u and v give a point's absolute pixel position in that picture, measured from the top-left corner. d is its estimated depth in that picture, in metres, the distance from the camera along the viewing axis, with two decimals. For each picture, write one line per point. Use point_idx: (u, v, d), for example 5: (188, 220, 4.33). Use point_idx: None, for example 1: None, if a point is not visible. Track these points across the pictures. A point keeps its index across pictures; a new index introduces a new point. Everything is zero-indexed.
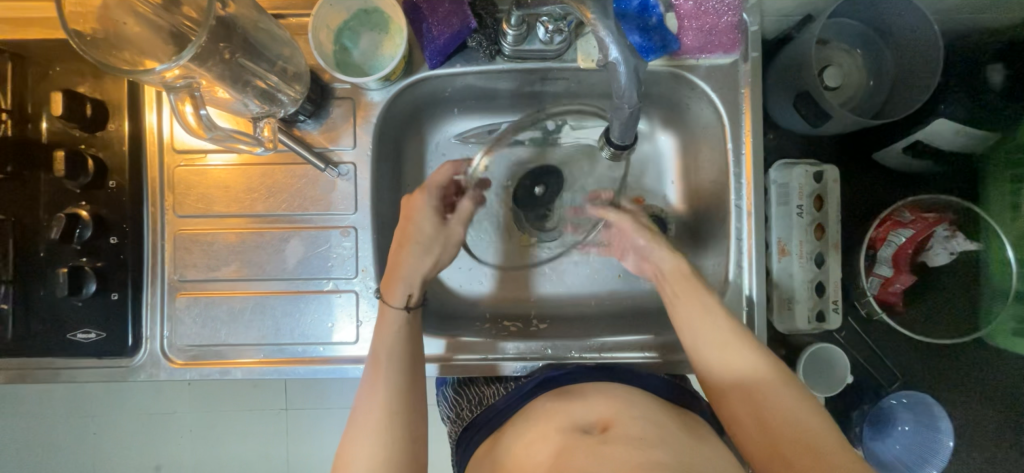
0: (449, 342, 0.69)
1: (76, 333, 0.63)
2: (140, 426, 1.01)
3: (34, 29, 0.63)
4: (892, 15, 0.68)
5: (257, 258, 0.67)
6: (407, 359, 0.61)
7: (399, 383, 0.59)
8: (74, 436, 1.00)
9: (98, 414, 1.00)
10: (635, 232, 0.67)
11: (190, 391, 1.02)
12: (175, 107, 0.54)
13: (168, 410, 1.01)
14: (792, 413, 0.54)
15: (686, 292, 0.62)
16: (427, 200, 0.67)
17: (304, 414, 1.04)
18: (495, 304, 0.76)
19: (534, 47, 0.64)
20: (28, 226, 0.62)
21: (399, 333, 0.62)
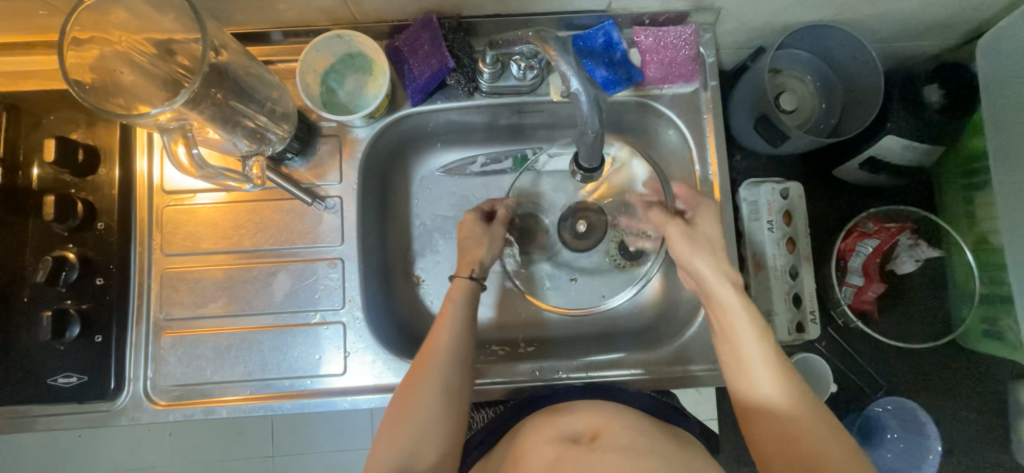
0: None
1: (56, 377, 0.62)
2: None
3: (30, 81, 0.66)
4: (836, 45, 0.74)
5: (244, 293, 0.67)
6: (465, 337, 0.62)
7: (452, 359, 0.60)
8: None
9: (74, 471, 0.96)
10: (692, 253, 0.61)
11: (172, 442, 0.99)
12: (167, 147, 0.56)
13: (148, 462, 0.98)
14: (807, 440, 0.50)
15: (732, 314, 0.58)
16: (474, 216, 0.71)
17: (291, 460, 1.01)
18: (483, 331, 0.77)
19: (509, 83, 0.68)
20: (14, 270, 0.63)
21: (466, 303, 0.65)
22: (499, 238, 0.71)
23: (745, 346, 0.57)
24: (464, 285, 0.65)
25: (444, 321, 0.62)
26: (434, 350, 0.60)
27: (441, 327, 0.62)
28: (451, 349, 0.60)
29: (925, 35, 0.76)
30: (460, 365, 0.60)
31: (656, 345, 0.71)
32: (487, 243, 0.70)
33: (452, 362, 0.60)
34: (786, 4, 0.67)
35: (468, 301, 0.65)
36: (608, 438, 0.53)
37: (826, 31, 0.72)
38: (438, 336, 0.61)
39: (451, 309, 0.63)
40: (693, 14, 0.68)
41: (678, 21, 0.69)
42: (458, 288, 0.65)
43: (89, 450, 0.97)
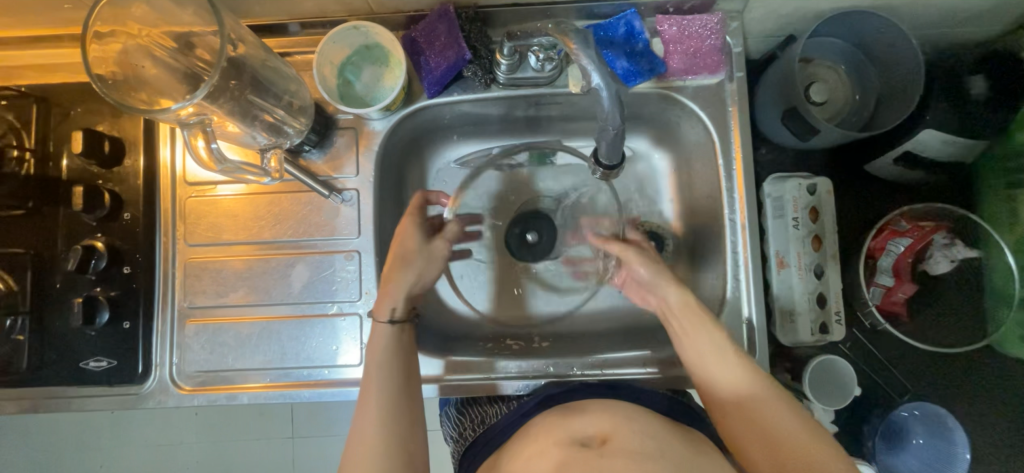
0: (452, 363, 0.70)
1: (89, 361, 0.65)
2: (146, 458, 1.02)
3: (59, 73, 0.68)
4: (873, 33, 0.70)
5: (263, 284, 0.69)
6: (400, 375, 0.60)
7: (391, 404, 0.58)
8: (83, 466, 1.01)
9: (107, 447, 1.01)
10: (639, 263, 0.66)
11: (196, 422, 1.03)
12: (187, 141, 0.57)
13: (175, 441, 1.02)
14: (778, 428, 0.55)
15: (689, 322, 0.62)
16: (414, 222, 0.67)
17: (309, 443, 1.04)
18: (497, 324, 0.77)
19: (526, 75, 0.67)
20: (46, 258, 0.65)
21: (389, 346, 0.61)
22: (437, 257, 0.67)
23: (704, 352, 0.60)
24: (390, 327, 0.62)
25: (371, 376, 0.59)
26: (369, 411, 0.58)
27: (371, 383, 0.59)
28: (387, 408, 0.58)
29: (972, 21, 0.71)
30: (399, 421, 0.58)
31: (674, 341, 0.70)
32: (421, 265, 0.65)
33: (388, 413, 0.58)
34: None
35: (391, 344, 0.62)
36: (619, 442, 0.52)
37: (864, 18, 0.68)
38: (371, 393, 0.58)
39: (376, 360, 0.60)
40: (720, 2, 0.65)
41: (704, 9, 0.67)
42: (380, 333, 0.62)
43: (120, 427, 1.02)
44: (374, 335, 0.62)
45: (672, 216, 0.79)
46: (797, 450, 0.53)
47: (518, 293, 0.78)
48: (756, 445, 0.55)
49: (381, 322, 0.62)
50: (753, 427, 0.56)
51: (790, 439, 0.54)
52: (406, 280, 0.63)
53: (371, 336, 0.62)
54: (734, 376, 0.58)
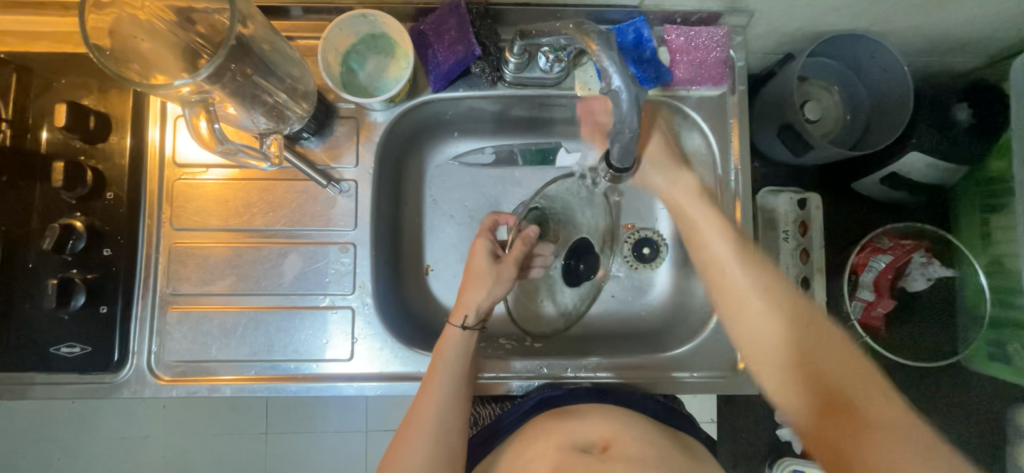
0: None
1: (61, 346, 0.61)
2: (109, 451, 0.97)
3: (44, 42, 0.64)
4: (865, 55, 0.73)
5: (251, 272, 0.66)
6: (465, 377, 0.61)
7: (456, 392, 0.60)
8: (42, 458, 0.95)
9: (66, 439, 0.96)
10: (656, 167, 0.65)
11: (166, 414, 0.99)
12: (189, 121, 0.55)
13: (142, 433, 0.98)
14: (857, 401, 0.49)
15: (706, 242, 0.61)
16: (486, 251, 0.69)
17: (284, 438, 1.01)
18: (504, 325, 0.77)
19: (535, 74, 0.67)
20: (20, 235, 0.61)
21: (461, 351, 0.63)
22: (507, 279, 0.68)
23: (727, 264, 0.58)
24: (459, 333, 0.64)
25: (434, 374, 0.60)
26: (425, 406, 0.58)
27: (435, 375, 0.60)
28: (440, 407, 0.58)
29: (955, 51, 0.75)
30: (458, 409, 0.59)
31: (681, 339, 0.72)
32: (490, 283, 0.67)
33: (452, 403, 0.59)
34: (819, 9, 0.66)
35: (460, 349, 0.63)
36: (619, 449, 0.54)
37: (858, 40, 0.71)
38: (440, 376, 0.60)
39: (444, 365, 0.61)
40: (726, 15, 0.67)
41: (710, 22, 0.68)
42: (452, 337, 0.64)
43: (83, 418, 0.96)
44: (444, 339, 0.63)
45: (669, 227, 0.80)
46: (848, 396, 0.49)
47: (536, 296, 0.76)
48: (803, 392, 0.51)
49: (453, 326, 0.64)
50: (806, 367, 0.51)
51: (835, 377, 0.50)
52: (475, 294, 0.66)
53: (444, 339, 0.63)
54: (766, 319, 0.55)
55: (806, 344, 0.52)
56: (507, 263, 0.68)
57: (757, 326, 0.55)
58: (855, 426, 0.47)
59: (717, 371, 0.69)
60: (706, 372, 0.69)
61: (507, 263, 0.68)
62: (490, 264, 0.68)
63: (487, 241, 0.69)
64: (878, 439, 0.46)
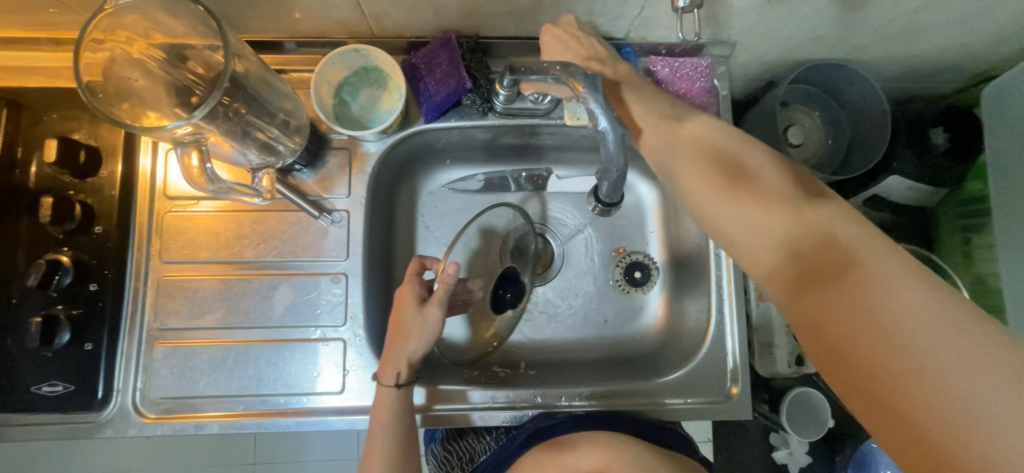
0: (427, 390, 0.67)
1: (42, 386, 0.60)
2: None
3: (37, 77, 0.65)
4: (843, 83, 0.75)
5: (241, 305, 0.65)
6: (403, 436, 0.61)
7: (393, 453, 0.61)
8: None
9: None
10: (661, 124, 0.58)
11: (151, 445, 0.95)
12: (180, 159, 0.53)
13: (121, 469, 0.95)
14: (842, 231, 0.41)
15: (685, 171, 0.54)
16: (412, 295, 0.63)
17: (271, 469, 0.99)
18: (472, 349, 0.73)
19: (525, 106, 0.69)
20: (3, 271, 0.60)
21: (394, 412, 0.61)
22: (436, 323, 0.62)
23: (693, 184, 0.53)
24: (388, 395, 0.61)
25: (374, 438, 0.61)
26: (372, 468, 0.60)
27: (374, 439, 0.61)
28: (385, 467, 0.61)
29: (927, 77, 0.79)
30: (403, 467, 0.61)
31: (674, 363, 0.72)
32: (417, 332, 0.62)
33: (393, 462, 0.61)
34: (797, 41, 0.69)
35: (394, 408, 0.61)
36: None
37: (835, 69, 0.74)
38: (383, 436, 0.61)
39: (382, 428, 0.61)
40: (709, 46, 0.69)
41: (694, 53, 0.70)
42: (386, 399, 0.61)
43: (54, 456, 0.93)
44: (377, 400, 0.62)
45: (659, 252, 0.82)
46: (904, 341, 0.33)
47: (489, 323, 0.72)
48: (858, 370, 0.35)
49: (384, 386, 0.61)
50: (807, 239, 0.42)
51: (910, 328, 0.33)
52: (403, 346, 0.62)
53: (376, 400, 0.62)
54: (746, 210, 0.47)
55: (792, 227, 0.43)
56: (432, 304, 0.62)
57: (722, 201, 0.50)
58: (849, 269, 0.38)
59: (712, 396, 0.68)
60: (700, 398, 0.69)
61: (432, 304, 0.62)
62: (416, 311, 0.63)
63: (411, 290, 0.64)
64: (872, 327, 0.35)
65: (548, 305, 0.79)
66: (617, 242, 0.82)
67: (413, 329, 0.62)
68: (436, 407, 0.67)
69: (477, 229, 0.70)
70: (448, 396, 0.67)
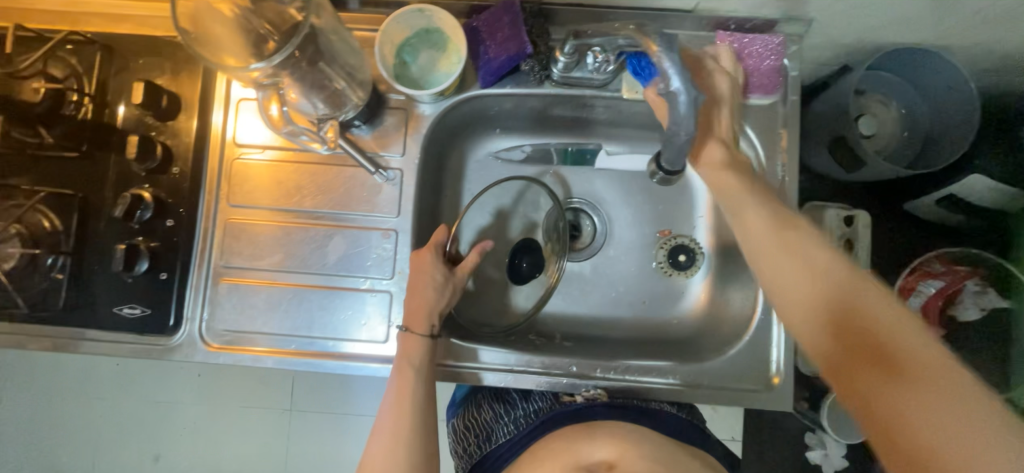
0: (445, 345, 0.70)
1: (123, 307, 0.66)
2: (152, 411, 1.13)
3: (128, 25, 0.70)
4: (928, 71, 0.70)
5: (298, 252, 0.69)
6: (427, 385, 0.63)
7: (421, 401, 0.62)
8: (89, 412, 1.12)
9: (108, 398, 1.13)
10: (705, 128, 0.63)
11: (197, 383, 1.13)
12: (262, 103, 0.63)
13: (172, 400, 1.13)
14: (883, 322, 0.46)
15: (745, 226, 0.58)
16: (435, 258, 0.67)
17: (303, 415, 1.13)
18: (489, 314, 0.77)
19: (582, 75, 0.67)
20: (94, 202, 0.67)
21: (424, 359, 0.64)
22: (461, 283, 0.68)
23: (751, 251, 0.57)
24: (420, 346, 0.64)
25: (402, 385, 0.62)
26: (396, 419, 0.61)
27: (401, 388, 0.62)
28: (410, 421, 0.61)
29: None
30: (426, 424, 0.61)
31: (715, 349, 0.71)
32: (445, 292, 0.67)
33: (417, 413, 0.61)
34: (880, 22, 0.64)
35: (423, 358, 0.64)
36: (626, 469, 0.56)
37: (920, 55, 0.68)
38: (405, 387, 0.62)
39: (412, 374, 0.63)
40: (782, 23, 0.65)
41: (764, 29, 0.66)
42: (415, 347, 0.64)
43: (128, 380, 1.13)
44: (405, 349, 0.64)
45: (706, 239, 0.80)
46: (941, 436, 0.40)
47: (505, 289, 0.78)
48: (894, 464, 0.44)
49: (416, 337, 0.64)
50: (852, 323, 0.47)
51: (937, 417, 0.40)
52: (431, 301, 0.66)
53: (404, 348, 0.64)
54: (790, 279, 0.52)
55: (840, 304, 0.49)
56: (461, 267, 0.68)
57: (787, 264, 0.53)
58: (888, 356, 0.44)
59: (750, 384, 0.67)
60: (737, 385, 0.68)
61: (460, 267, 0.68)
62: (443, 271, 0.67)
63: (434, 254, 0.67)
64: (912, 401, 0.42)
65: (589, 282, 0.79)
66: (663, 224, 0.81)
67: (437, 287, 0.66)
68: (468, 363, 0.70)
69: (494, 209, 0.78)
70: (484, 358, 0.70)
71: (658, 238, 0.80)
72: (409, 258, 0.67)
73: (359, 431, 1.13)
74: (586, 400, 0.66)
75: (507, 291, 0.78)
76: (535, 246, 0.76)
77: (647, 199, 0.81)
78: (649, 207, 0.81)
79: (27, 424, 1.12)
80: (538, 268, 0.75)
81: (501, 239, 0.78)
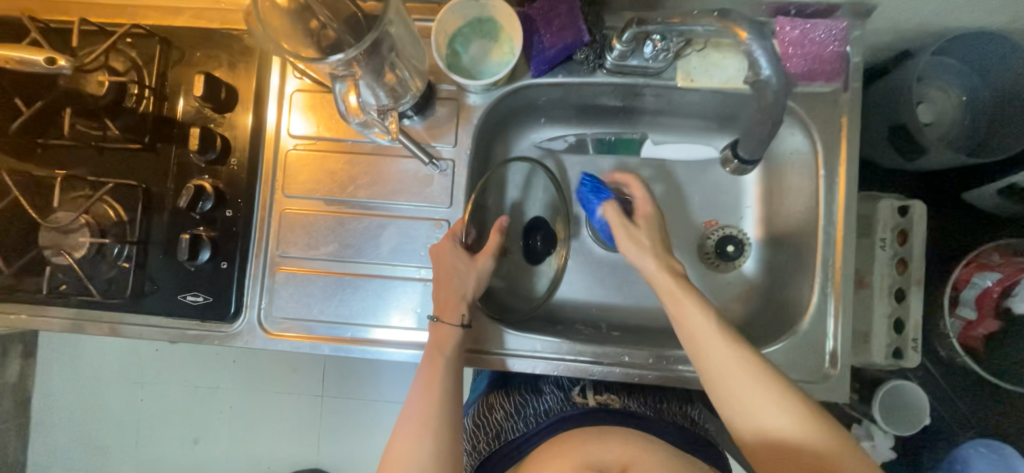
0: (481, 333, 0.70)
1: (187, 294, 0.69)
2: (190, 396, 1.17)
3: (184, 18, 0.71)
4: (995, 57, 0.67)
5: (352, 241, 0.70)
6: (456, 374, 0.64)
7: (451, 389, 0.63)
8: (128, 398, 1.17)
9: (150, 381, 1.17)
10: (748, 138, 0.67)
11: (235, 368, 1.16)
12: (340, 94, 0.57)
13: (212, 385, 1.17)
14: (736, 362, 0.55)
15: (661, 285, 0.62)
16: (455, 246, 0.67)
17: (336, 402, 1.16)
18: (514, 294, 0.80)
19: (636, 63, 0.66)
20: (156, 193, 0.69)
21: (455, 349, 0.65)
22: (485, 269, 0.70)
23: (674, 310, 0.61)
24: (453, 333, 0.65)
25: (432, 372, 0.63)
26: (427, 406, 0.62)
27: (432, 375, 0.63)
28: (438, 410, 0.62)
29: None
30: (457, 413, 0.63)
31: (768, 340, 0.69)
32: (469, 278, 0.68)
33: (448, 403, 0.63)
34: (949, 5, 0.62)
35: (455, 347, 0.65)
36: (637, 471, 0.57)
37: (984, 41, 0.67)
38: (434, 374, 0.63)
39: (442, 361, 0.64)
40: (845, 8, 0.63)
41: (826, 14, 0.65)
42: (446, 335, 0.65)
43: (168, 365, 1.17)
44: (437, 338, 0.65)
45: (754, 230, 0.79)
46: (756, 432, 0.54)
47: (525, 271, 0.81)
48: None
49: (448, 325, 0.65)
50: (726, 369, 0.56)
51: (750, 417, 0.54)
52: (457, 288, 0.67)
53: (436, 337, 0.65)
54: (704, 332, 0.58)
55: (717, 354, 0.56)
56: (484, 253, 0.70)
57: (773, 419, 0.53)
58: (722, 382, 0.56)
59: (806, 376, 0.66)
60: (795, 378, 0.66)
61: (485, 253, 0.70)
62: (463, 258, 0.68)
63: (453, 243, 0.68)
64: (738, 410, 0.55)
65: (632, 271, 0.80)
66: (710, 214, 0.80)
67: (461, 274, 0.67)
68: (514, 351, 0.70)
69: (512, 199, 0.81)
70: (533, 348, 0.70)
71: (705, 228, 0.80)
72: (430, 250, 0.67)
73: (388, 418, 1.15)
74: (595, 404, 0.70)
75: (528, 271, 0.81)
76: (543, 223, 0.78)
77: (693, 189, 0.81)
78: (689, 196, 0.81)
79: (76, 405, 1.17)
80: (550, 242, 0.77)
81: (517, 219, 0.81)
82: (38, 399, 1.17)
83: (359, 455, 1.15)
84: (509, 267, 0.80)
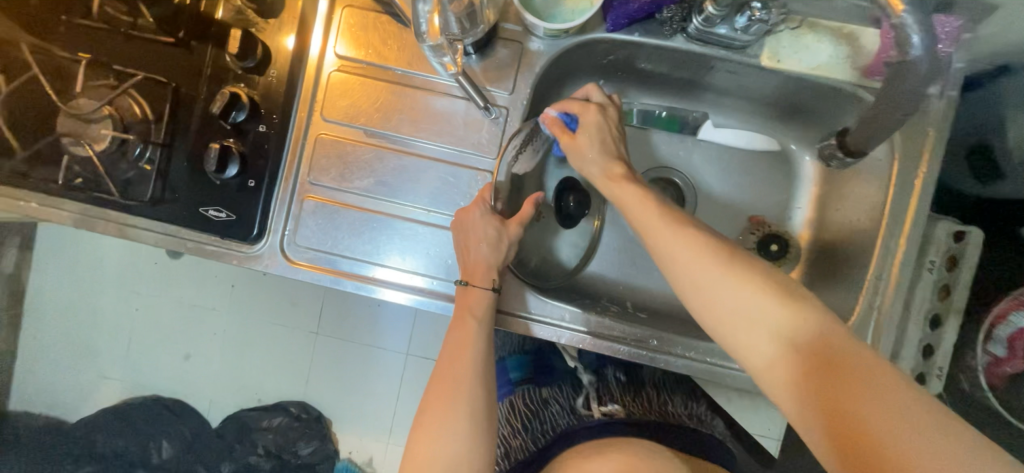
0: (510, 302, 0.68)
1: (209, 209, 0.65)
2: (187, 313, 1.15)
3: None
4: None
5: (389, 179, 0.66)
6: (487, 339, 0.63)
7: (482, 351, 0.62)
8: (123, 305, 1.16)
9: (146, 293, 1.15)
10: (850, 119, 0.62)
11: (231, 294, 1.14)
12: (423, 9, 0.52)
13: (209, 306, 1.15)
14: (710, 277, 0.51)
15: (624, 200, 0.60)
16: (484, 214, 0.64)
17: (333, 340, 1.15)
18: (542, 265, 0.76)
19: (721, 32, 0.60)
20: (186, 94, 0.64)
21: (486, 312, 0.64)
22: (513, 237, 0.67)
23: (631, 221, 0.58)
24: (483, 300, 0.63)
25: (463, 335, 0.62)
26: (459, 369, 0.61)
27: (465, 339, 0.62)
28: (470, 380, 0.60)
29: None
30: (487, 385, 0.61)
31: None
32: (496, 247, 0.65)
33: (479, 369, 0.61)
34: None
35: (486, 312, 0.64)
36: None
37: None
38: (466, 336, 0.62)
39: (475, 325, 0.62)
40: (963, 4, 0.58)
41: None
42: (477, 299, 0.63)
43: (167, 279, 1.15)
44: (467, 302, 0.63)
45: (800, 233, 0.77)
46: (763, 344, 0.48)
47: (550, 242, 0.78)
48: (826, 436, 0.42)
49: (479, 289, 0.63)
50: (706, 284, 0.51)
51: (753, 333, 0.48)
52: (486, 257, 0.64)
53: (468, 301, 0.63)
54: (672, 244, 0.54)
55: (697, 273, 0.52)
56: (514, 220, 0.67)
57: (769, 320, 0.47)
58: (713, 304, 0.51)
59: None
60: None
61: (517, 220, 0.68)
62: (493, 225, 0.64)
63: (482, 210, 0.64)
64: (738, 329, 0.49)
65: None
66: (758, 211, 0.77)
67: (488, 241, 0.64)
68: (540, 317, 0.67)
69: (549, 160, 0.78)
70: (558, 319, 0.67)
71: (751, 226, 0.77)
72: (454, 216, 0.64)
73: (385, 365, 1.15)
74: (602, 416, 0.73)
75: (555, 238, 0.78)
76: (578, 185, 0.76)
77: (741, 180, 0.77)
78: (739, 187, 0.77)
79: (70, 305, 1.16)
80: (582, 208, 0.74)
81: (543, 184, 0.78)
82: (32, 291, 1.15)
83: (353, 396, 1.15)
84: (538, 232, 0.77)
